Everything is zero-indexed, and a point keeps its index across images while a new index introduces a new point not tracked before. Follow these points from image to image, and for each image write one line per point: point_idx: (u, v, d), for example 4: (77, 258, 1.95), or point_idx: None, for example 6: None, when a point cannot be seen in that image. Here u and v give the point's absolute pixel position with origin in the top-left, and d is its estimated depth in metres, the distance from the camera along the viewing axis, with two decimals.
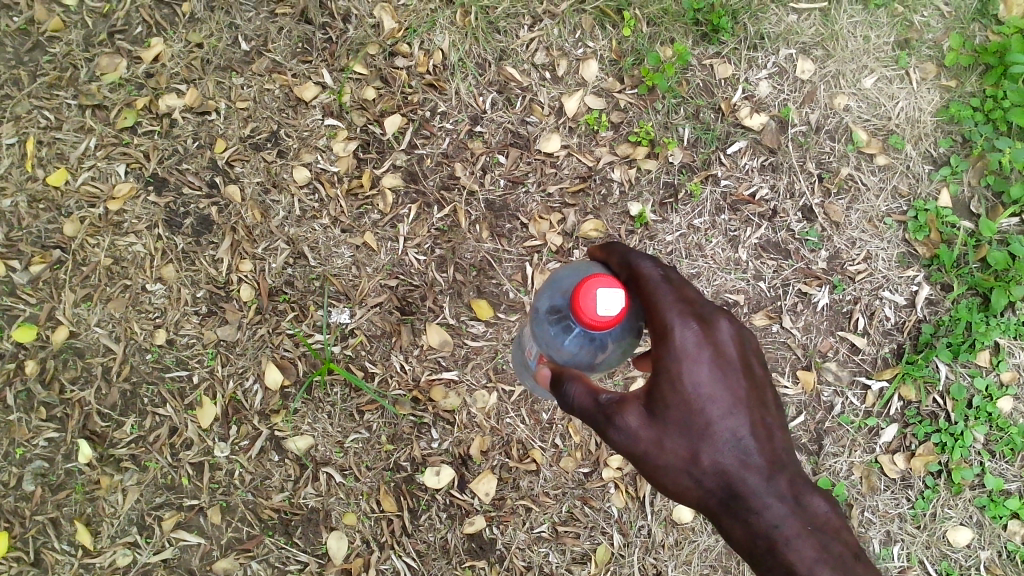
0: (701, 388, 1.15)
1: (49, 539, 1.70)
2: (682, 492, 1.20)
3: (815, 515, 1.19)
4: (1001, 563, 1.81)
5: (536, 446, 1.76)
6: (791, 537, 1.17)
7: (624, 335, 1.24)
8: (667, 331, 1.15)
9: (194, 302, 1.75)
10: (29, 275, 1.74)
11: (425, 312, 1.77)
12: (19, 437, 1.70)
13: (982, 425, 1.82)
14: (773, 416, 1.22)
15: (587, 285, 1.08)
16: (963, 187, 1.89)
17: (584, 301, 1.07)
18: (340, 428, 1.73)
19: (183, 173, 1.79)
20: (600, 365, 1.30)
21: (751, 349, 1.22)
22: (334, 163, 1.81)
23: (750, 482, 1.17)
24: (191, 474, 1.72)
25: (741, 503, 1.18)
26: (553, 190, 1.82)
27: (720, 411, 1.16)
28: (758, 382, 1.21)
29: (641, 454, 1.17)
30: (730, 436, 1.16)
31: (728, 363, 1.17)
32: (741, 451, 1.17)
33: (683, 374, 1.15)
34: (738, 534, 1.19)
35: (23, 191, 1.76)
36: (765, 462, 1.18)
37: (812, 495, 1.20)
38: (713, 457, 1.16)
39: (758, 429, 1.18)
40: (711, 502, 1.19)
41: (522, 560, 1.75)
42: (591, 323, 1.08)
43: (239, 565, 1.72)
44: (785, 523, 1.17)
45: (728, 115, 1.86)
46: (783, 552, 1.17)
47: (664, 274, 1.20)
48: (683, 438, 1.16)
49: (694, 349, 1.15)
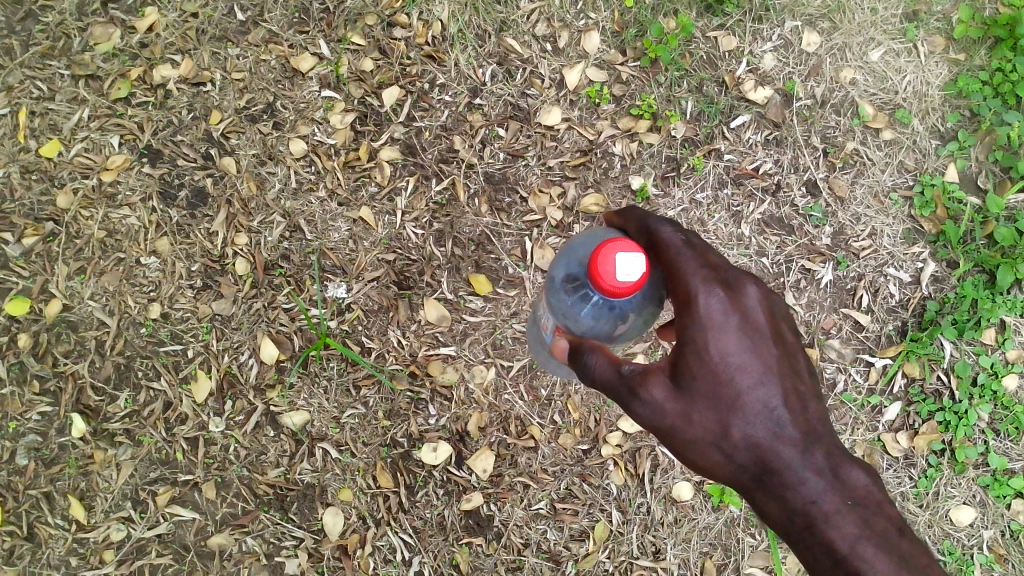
0: (729, 357, 1.14)
1: (43, 513, 1.67)
2: (713, 468, 1.19)
3: (855, 488, 1.16)
4: (1004, 543, 1.79)
5: (534, 423, 1.74)
6: (829, 513, 1.15)
7: (645, 303, 1.23)
8: (692, 299, 1.15)
9: (188, 276, 1.73)
10: (22, 247, 1.72)
11: (422, 286, 1.75)
12: (13, 411, 1.68)
13: (987, 403, 1.79)
14: (806, 385, 1.20)
15: (605, 249, 1.07)
16: (970, 163, 1.86)
17: (603, 267, 1.06)
18: (336, 403, 1.71)
19: (177, 145, 1.76)
20: (620, 336, 1.30)
21: (781, 316, 1.21)
22: (331, 136, 1.78)
23: (784, 456, 1.16)
24: (186, 449, 1.70)
25: (775, 478, 1.16)
26: (553, 163, 1.79)
27: (750, 381, 1.15)
28: (789, 349, 1.20)
29: (669, 428, 1.16)
30: (761, 408, 1.15)
31: (757, 329, 1.16)
32: (773, 423, 1.15)
33: (710, 343, 1.14)
34: (773, 511, 1.18)
35: (15, 162, 1.73)
36: (800, 433, 1.16)
37: (851, 467, 1.17)
38: (743, 430, 1.15)
39: (791, 399, 1.17)
40: (744, 478, 1.18)
41: (520, 538, 1.72)
42: (611, 289, 1.07)
43: (233, 541, 1.69)
44: (822, 498, 1.15)
45: (732, 89, 1.83)
46: (822, 529, 1.15)
47: (685, 239, 1.20)
48: (712, 410, 1.15)
49: (720, 316, 1.14)
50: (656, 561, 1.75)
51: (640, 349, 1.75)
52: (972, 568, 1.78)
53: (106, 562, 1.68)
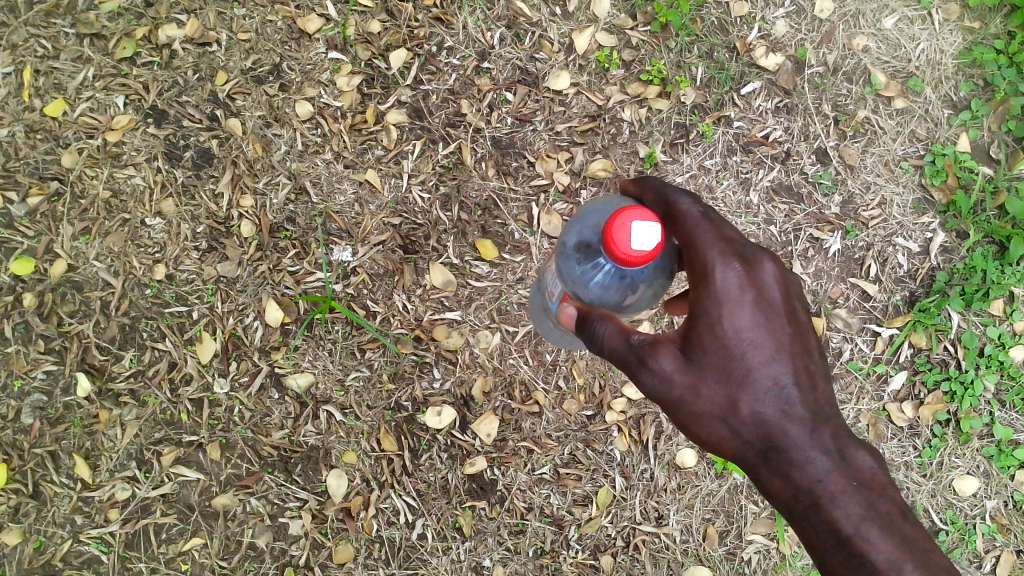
0: (742, 333, 1.13)
1: (48, 472, 1.67)
2: (718, 442, 1.18)
3: (860, 469, 1.17)
4: (1007, 513, 1.79)
5: (539, 388, 1.74)
6: (835, 492, 1.15)
7: (656, 275, 1.23)
8: (708, 271, 1.14)
9: (194, 238, 1.72)
10: (27, 207, 1.71)
11: (428, 251, 1.74)
12: (17, 369, 1.68)
13: (993, 373, 1.79)
14: (816, 365, 1.20)
15: (621, 218, 1.06)
16: (983, 132, 1.84)
17: (618, 235, 1.05)
18: (341, 366, 1.71)
19: (183, 105, 1.75)
20: (629, 306, 1.30)
21: (795, 296, 1.20)
22: (338, 98, 1.77)
23: (791, 433, 1.15)
24: (191, 410, 1.70)
25: (782, 455, 1.16)
26: (561, 128, 1.78)
27: (761, 357, 1.14)
28: (802, 328, 1.19)
29: (676, 400, 1.16)
30: (771, 385, 1.14)
31: (771, 306, 1.16)
32: (782, 400, 1.15)
33: (724, 317, 1.13)
34: (778, 488, 1.18)
35: (20, 121, 1.72)
36: (808, 412, 1.16)
37: (856, 449, 1.18)
38: (752, 405, 1.15)
39: (801, 377, 1.16)
40: (748, 454, 1.18)
41: (523, 502, 1.73)
42: (624, 258, 1.06)
43: (237, 502, 1.69)
44: (829, 478, 1.15)
45: (743, 55, 1.81)
46: (827, 508, 1.15)
47: (703, 212, 1.18)
48: (721, 385, 1.14)
49: (735, 291, 1.13)
50: (659, 526, 1.76)
51: (646, 317, 1.74)
52: (975, 538, 1.78)
53: (111, 521, 1.68)
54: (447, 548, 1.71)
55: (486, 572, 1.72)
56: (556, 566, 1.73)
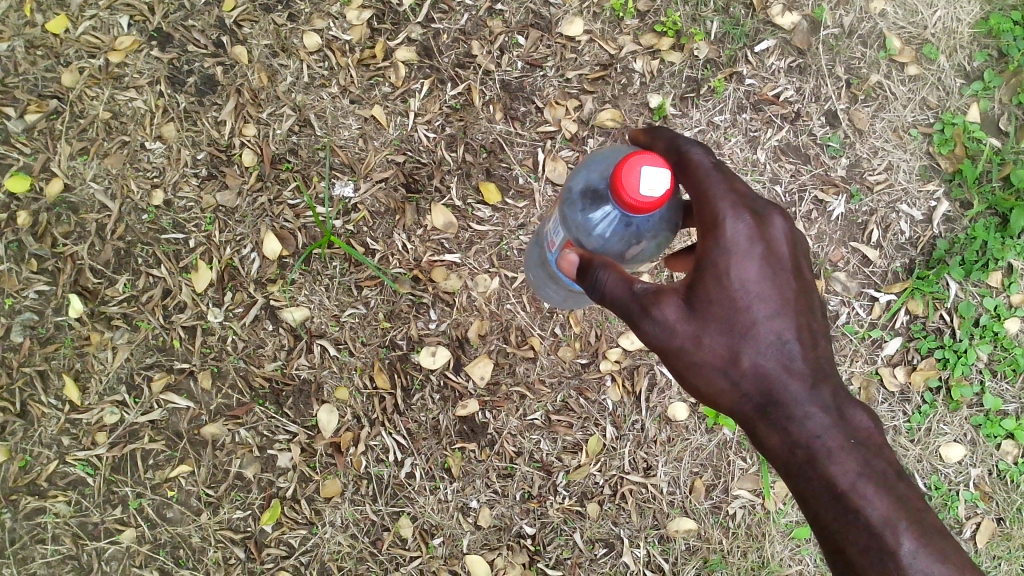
0: (748, 286, 1.13)
1: (36, 391, 1.66)
2: (717, 394, 1.18)
3: (858, 429, 1.17)
4: (990, 481, 1.81)
5: (534, 334, 1.74)
6: (832, 449, 1.15)
7: (660, 226, 1.22)
8: (719, 223, 1.13)
9: (194, 164, 1.70)
10: (24, 124, 1.68)
11: (431, 191, 1.72)
12: (9, 287, 1.66)
13: (987, 344, 1.81)
14: (818, 322, 1.19)
15: (630, 162, 1.04)
16: (994, 105, 1.86)
17: (627, 178, 1.03)
18: (337, 301, 1.70)
19: (188, 29, 1.71)
20: (631, 258, 1.29)
21: (802, 253, 1.19)
22: (347, 32, 1.74)
23: (790, 389, 1.16)
24: (184, 337, 1.68)
25: (780, 410, 1.16)
26: (571, 75, 1.76)
27: (766, 312, 1.14)
28: (807, 285, 1.19)
29: (677, 350, 1.15)
30: (773, 339, 1.14)
31: (779, 262, 1.15)
32: (783, 356, 1.15)
33: (732, 269, 1.12)
34: (775, 444, 1.18)
35: (20, 36, 1.68)
36: (808, 369, 1.16)
37: (854, 408, 1.18)
38: (754, 359, 1.15)
39: (804, 334, 1.16)
40: (746, 408, 1.18)
41: (513, 446, 1.73)
42: (632, 203, 1.05)
43: (226, 432, 1.68)
44: (826, 434, 1.16)
45: (759, 12, 1.79)
46: (824, 464, 1.15)
47: (715, 163, 1.17)
48: (723, 336, 1.14)
49: (745, 243, 1.13)
50: (646, 477, 1.77)
51: (645, 270, 1.74)
52: (957, 504, 1.80)
53: (98, 444, 1.67)
54: (435, 488, 1.71)
55: (472, 513, 1.72)
56: (542, 511, 1.74)
